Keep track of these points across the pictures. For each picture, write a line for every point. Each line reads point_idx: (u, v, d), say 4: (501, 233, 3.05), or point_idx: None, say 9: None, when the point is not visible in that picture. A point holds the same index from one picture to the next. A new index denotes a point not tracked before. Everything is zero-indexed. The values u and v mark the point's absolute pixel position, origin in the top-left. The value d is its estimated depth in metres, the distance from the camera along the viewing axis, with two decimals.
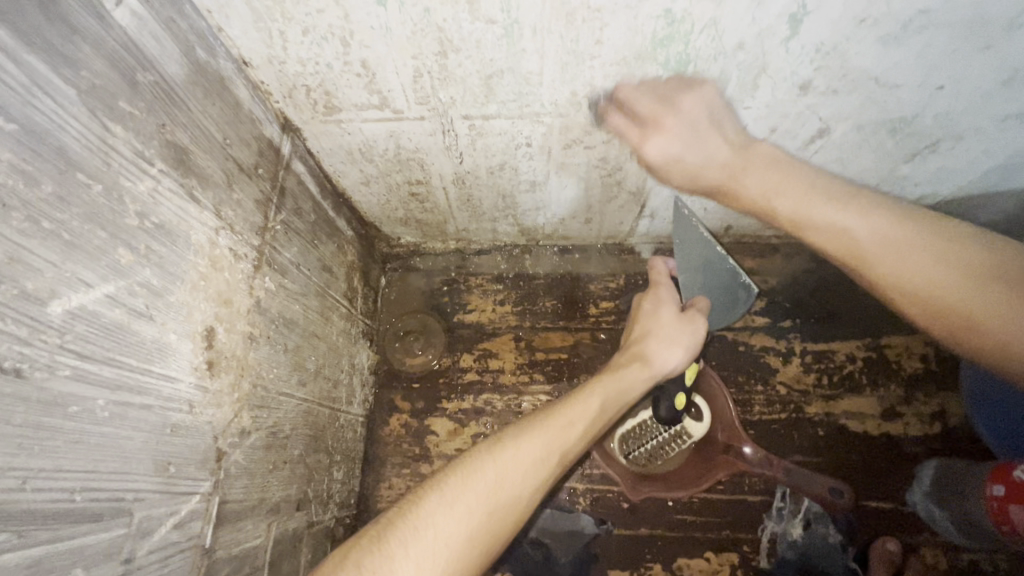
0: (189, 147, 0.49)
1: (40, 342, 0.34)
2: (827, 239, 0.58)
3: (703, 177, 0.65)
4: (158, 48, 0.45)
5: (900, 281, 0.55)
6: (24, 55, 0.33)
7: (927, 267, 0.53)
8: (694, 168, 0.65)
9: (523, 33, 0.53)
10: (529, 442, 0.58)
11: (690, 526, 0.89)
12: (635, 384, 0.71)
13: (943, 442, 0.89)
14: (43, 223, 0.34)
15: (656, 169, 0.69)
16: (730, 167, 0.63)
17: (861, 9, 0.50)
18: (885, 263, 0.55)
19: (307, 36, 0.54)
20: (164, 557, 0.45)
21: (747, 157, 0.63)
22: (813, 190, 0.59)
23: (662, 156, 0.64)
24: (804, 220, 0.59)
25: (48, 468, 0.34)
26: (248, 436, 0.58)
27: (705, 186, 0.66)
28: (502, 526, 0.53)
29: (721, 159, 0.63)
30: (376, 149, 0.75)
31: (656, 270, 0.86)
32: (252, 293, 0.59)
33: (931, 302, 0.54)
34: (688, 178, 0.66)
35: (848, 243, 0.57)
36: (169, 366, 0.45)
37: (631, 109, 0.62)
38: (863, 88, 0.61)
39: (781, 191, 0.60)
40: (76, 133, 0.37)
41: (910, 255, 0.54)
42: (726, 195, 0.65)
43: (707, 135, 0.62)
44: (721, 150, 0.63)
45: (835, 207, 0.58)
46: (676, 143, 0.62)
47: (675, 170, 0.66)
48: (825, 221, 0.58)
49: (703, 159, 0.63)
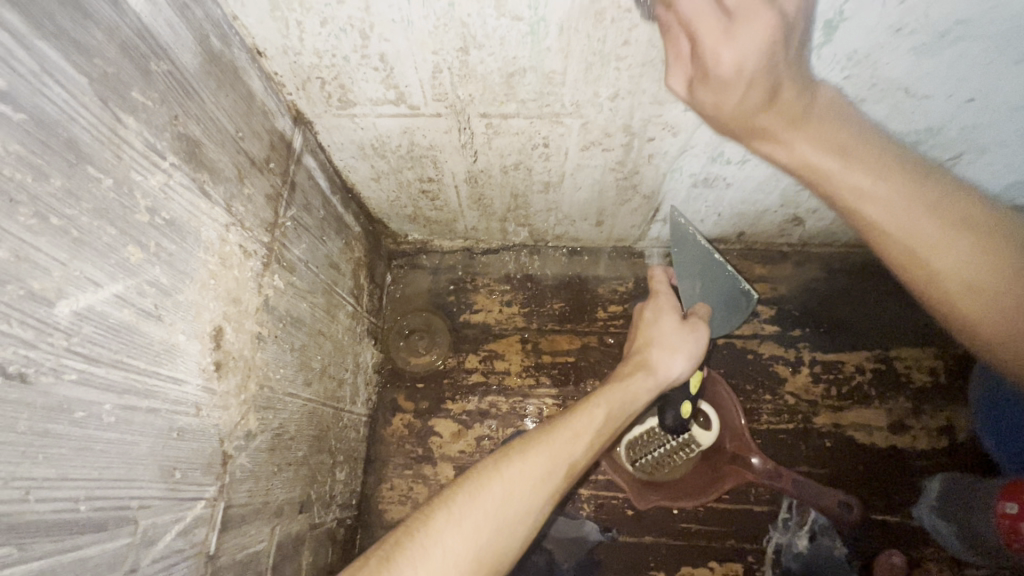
0: (201, 140, 0.47)
1: (47, 345, 0.32)
2: (889, 215, 0.51)
3: (761, 119, 0.51)
4: (172, 35, 0.43)
5: (966, 271, 0.49)
6: (33, 39, 0.31)
7: (995, 259, 0.48)
8: (752, 103, 0.50)
9: (550, 31, 0.51)
10: (533, 457, 0.57)
11: (694, 535, 0.88)
12: (640, 393, 0.70)
13: (950, 456, 0.88)
14: (52, 219, 0.32)
15: (707, 83, 0.48)
16: (788, 119, 0.51)
17: (898, 17, 0.48)
18: (949, 250, 0.49)
19: (325, 27, 0.52)
20: (169, 565, 0.43)
21: (811, 108, 0.52)
22: (880, 159, 0.52)
23: (737, 68, 0.45)
24: (868, 190, 0.51)
25: (52, 477, 0.33)
26: (254, 438, 0.57)
27: (751, 130, 0.53)
28: (509, 542, 0.52)
29: (784, 100, 0.50)
30: (389, 145, 0.73)
31: (656, 279, 0.86)
32: (261, 291, 0.58)
33: (992, 299, 0.49)
34: (741, 115, 0.51)
35: (911, 223, 0.50)
36: (177, 368, 0.43)
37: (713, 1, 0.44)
38: (891, 99, 0.59)
39: (847, 155, 0.52)
40: (87, 124, 0.35)
41: (978, 244, 0.49)
42: (772, 146, 0.54)
43: (784, 64, 0.48)
44: (790, 86, 0.50)
45: (899, 181, 0.51)
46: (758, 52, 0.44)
47: (732, 95, 0.49)
48: (891, 193, 0.51)
49: (768, 92, 0.49)
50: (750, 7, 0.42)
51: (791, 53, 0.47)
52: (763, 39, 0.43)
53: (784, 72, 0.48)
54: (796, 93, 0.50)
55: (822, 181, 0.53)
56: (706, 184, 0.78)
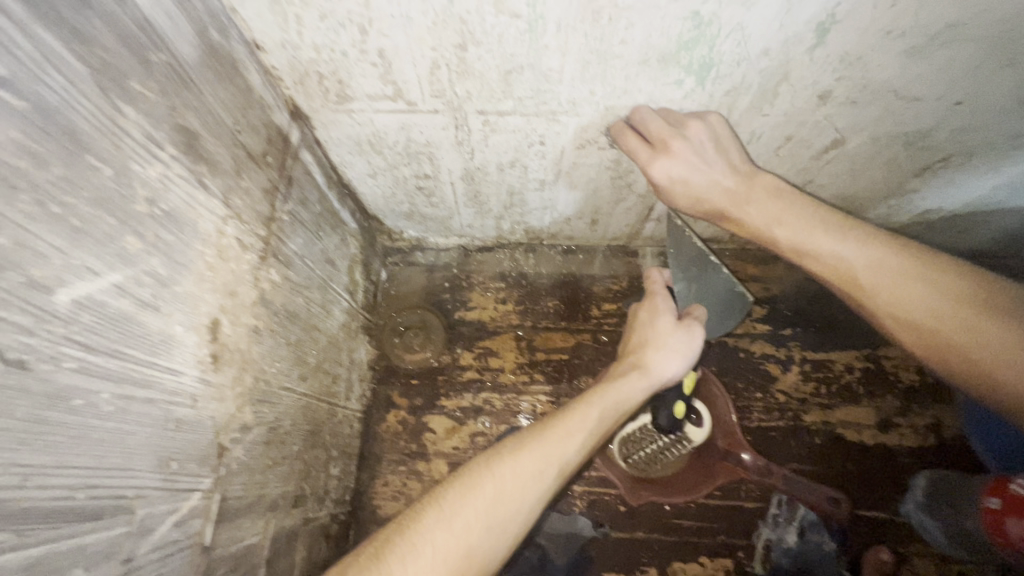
0: (199, 132, 0.47)
1: (45, 332, 0.32)
2: (825, 266, 0.60)
3: (707, 204, 0.67)
4: (172, 27, 0.43)
5: (900, 311, 0.56)
6: (34, 27, 0.31)
7: (926, 298, 0.54)
8: (698, 192, 0.66)
9: (547, 30, 0.52)
10: (526, 458, 0.57)
11: (686, 531, 0.89)
12: (632, 394, 0.70)
13: (936, 454, 0.90)
14: (51, 207, 0.32)
15: (660, 190, 0.69)
16: (730, 199, 0.65)
17: (889, 20, 0.49)
18: (882, 291, 0.56)
19: (325, 22, 0.52)
20: (164, 556, 0.43)
21: (747, 188, 0.64)
22: (817, 219, 0.61)
23: (667, 179, 0.65)
24: (803, 247, 0.61)
25: (50, 465, 0.33)
26: (250, 431, 0.57)
27: (708, 213, 0.68)
28: (498, 541, 0.52)
29: (725, 187, 0.65)
30: (386, 141, 0.73)
31: (653, 280, 0.85)
32: (257, 285, 0.58)
33: (929, 334, 0.55)
34: (692, 202, 0.68)
35: (846, 271, 0.58)
36: (174, 358, 0.43)
37: (646, 132, 0.64)
38: (882, 101, 0.61)
39: (783, 220, 0.62)
40: (86, 113, 0.35)
41: (910, 285, 0.55)
42: (729, 223, 0.68)
43: (711, 165, 0.64)
44: (725, 179, 0.65)
45: (836, 235, 0.59)
46: (681, 168, 0.64)
47: (679, 195, 0.67)
48: (829, 247, 0.59)
49: (707, 185, 0.65)
50: (669, 137, 0.62)
51: (718, 151, 0.64)
52: (681, 159, 0.63)
53: (715, 168, 0.64)
54: (733, 183, 0.65)
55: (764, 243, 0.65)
56: None
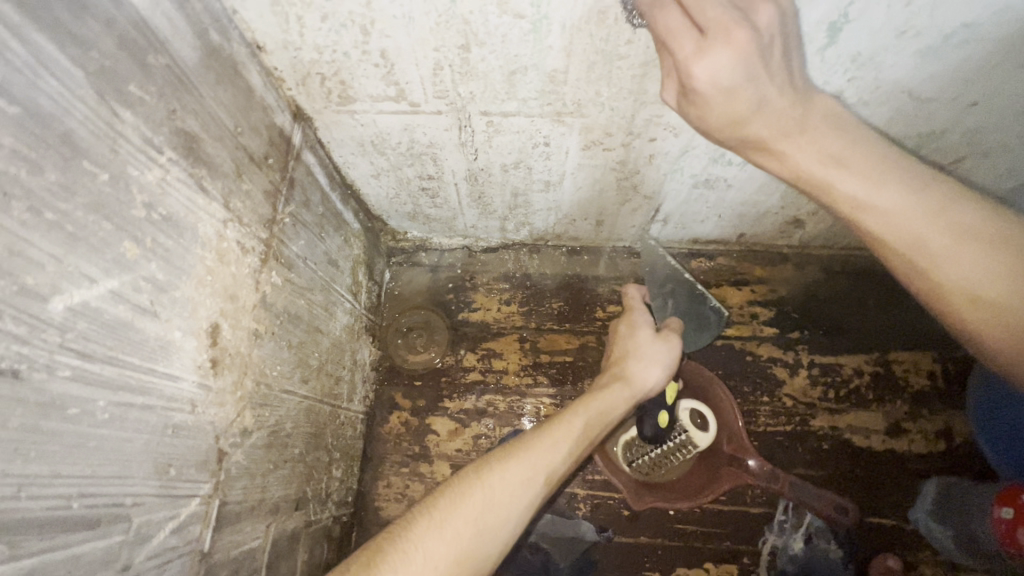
0: (199, 135, 0.47)
1: (40, 341, 0.32)
2: (892, 228, 0.47)
3: (749, 129, 0.47)
4: (171, 29, 0.43)
5: (967, 283, 0.46)
6: (28, 31, 0.31)
7: (998, 267, 0.45)
8: (741, 112, 0.45)
9: (551, 30, 0.51)
10: (515, 464, 0.57)
11: (690, 536, 0.88)
12: (617, 403, 0.70)
13: (946, 461, 0.88)
14: (46, 214, 0.32)
15: (690, 99, 0.45)
16: (780, 126, 0.47)
17: (903, 20, 0.48)
18: (949, 258, 0.46)
19: (326, 23, 0.51)
20: (162, 563, 0.43)
21: (805, 115, 0.47)
22: (882, 166, 0.47)
23: (713, 85, 0.42)
24: (868, 200, 0.47)
25: (45, 474, 0.32)
26: (251, 435, 0.57)
27: (740, 140, 0.48)
28: (489, 549, 0.51)
29: (776, 107, 0.46)
30: (389, 142, 0.72)
31: (630, 299, 0.87)
32: (258, 288, 0.57)
33: (1001, 310, 0.45)
34: (730, 126, 0.46)
35: (912, 232, 0.47)
36: (173, 364, 0.43)
37: (692, 10, 0.41)
38: (894, 102, 0.59)
39: (843, 160, 0.47)
40: (83, 118, 0.34)
41: (983, 251, 0.45)
42: (770, 157, 0.49)
43: (769, 72, 0.43)
44: (781, 93, 0.46)
45: (903, 188, 0.47)
46: (737, 71, 0.41)
47: (719, 109, 0.45)
48: (891, 201, 0.47)
49: (758, 96, 0.44)
50: (725, 24, 0.39)
51: (777, 59, 0.44)
52: (740, 58, 0.40)
53: (774, 79, 0.44)
54: (787, 103, 0.46)
55: (819, 191, 0.49)
56: (707, 185, 0.78)
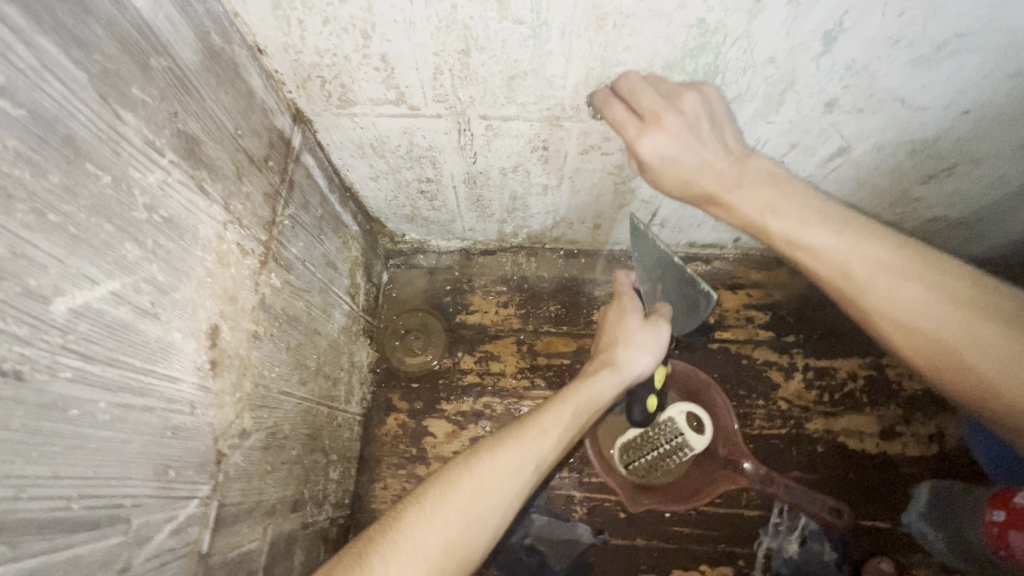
0: (200, 137, 0.47)
1: (42, 342, 0.32)
2: (823, 265, 0.53)
3: (700, 186, 0.57)
4: (173, 32, 0.43)
5: (891, 311, 0.51)
6: (33, 34, 0.31)
7: (920, 298, 0.50)
8: (688, 174, 0.56)
9: (551, 36, 0.52)
10: (505, 454, 0.57)
11: (685, 539, 0.89)
12: (604, 390, 0.70)
13: (939, 464, 0.89)
14: (49, 216, 0.32)
15: (646, 169, 0.59)
16: (723, 182, 0.56)
17: (897, 29, 0.49)
18: (874, 291, 0.51)
19: (327, 27, 0.52)
20: (160, 564, 0.43)
21: (743, 172, 0.56)
22: (816, 211, 0.54)
23: (657, 158, 0.55)
24: (801, 240, 0.54)
25: (46, 475, 0.32)
26: (249, 436, 0.57)
27: (697, 196, 0.59)
28: (478, 537, 0.51)
29: (716, 168, 0.56)
30: (388, 145, 0.73)
31: (619, 283, 0.83)
32: (258, 290, 0.57)
33: (925, 338, 0.50)
34: (683, 186, 0.58)
35: (841, 267, 0.53)
36: (172, 366, 0.43)
37: (634, 102, 0.55)
38: (887, 110, 0.60)
39: (778, 207, 0.55)
40: (85, 120, 0.34)
41: (905, 284, 0.50)
42: (720, 209, 0.59)
43: (706, 141, 0.55)
44: (719, 157, 0.56)
45: (832, 230, 0.53)
46: (673, 143, 0.54)
47: (668, 174, 0.57)
48: (822, 240, 0.53)
49: (699, 162, 0.55)
50: (658, 109, 0.53)
51: (709, 130, 0.55)
52: (672, 134, 0.53)
53: (710, 146, 0.55)
54: (727, 163, 0.56)
55: (761, 232, 0.57)
56: None
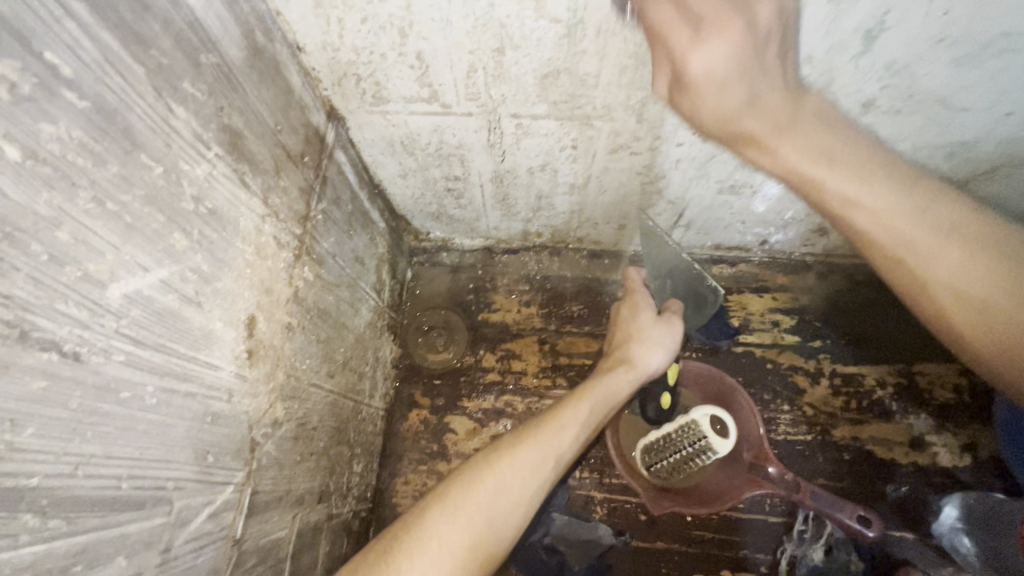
0: (243, 132, 0.48)
1: (99, 326, 0.33)
2: (882, 230, 0.46)
3: (745, 124, 0.44)
4: (221, 30, 0.44)
5: (950, 282, 0.46)
6: (98, 30, 0.32)
7: (982, 268, 0.45)
8: (735, 111, 0.42)
9: (586, 34, 0.52)
10: (524, 450, 0.57)
11: (707, 543, 0.88)
12: (621, 389, 0.70)
13: (972, 475, 0.87)
14: (108, 204, 0.33)
15: (682, 92, 0.41)
16: (773, 121, 0.44)
17: (940, 29, 0.48)
18: (937, 262, 0.46)
19: (366, 25, 0.53)
20: (198, 547, 0.44)
21: (799, 112, 0.45)
22: (869, 159, 0.46)
23: (709, 76, 0.39)
24: (861, 198, 0.46)
25: (99, 455, 0.33)
26: (281, 426, 0.58)
27: (734, 137, 0.45)
28: (502, 532, 0.52)
29: (767, 103, 0.43)
30: (419, 142, 0.74)
31: (630, 279, 0.82)
32: (292, 283, 0.59)
33: (983, 313, 0.46)
34: (721, 122, 0.43)
35: (901, 233, 0.46)
36: (214, 354, 0.44)
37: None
38: (926, 111, 0.59)
39: (835, 156, 0.46)
40: (142, 113, 0.36)
41: (970, 252, 0.45)
42: (760, 154, 0.46)
43: (763, 65, 0.41)
44: (773, 87, 0.42)
45: (896, 185, 0.46)
46: (732, 58, 0.38)
47: (711, 101, 0.41)
48: (879, 199, 0.45)
49: (751, 90, 0.41)
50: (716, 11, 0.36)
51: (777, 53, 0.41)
52: (733, 45, 0.37)
53: (771, 75, 0.42)
54: (783, 99, 0.44)
55: (809, 190, 0.47)
56: (733, 191, 0.79)
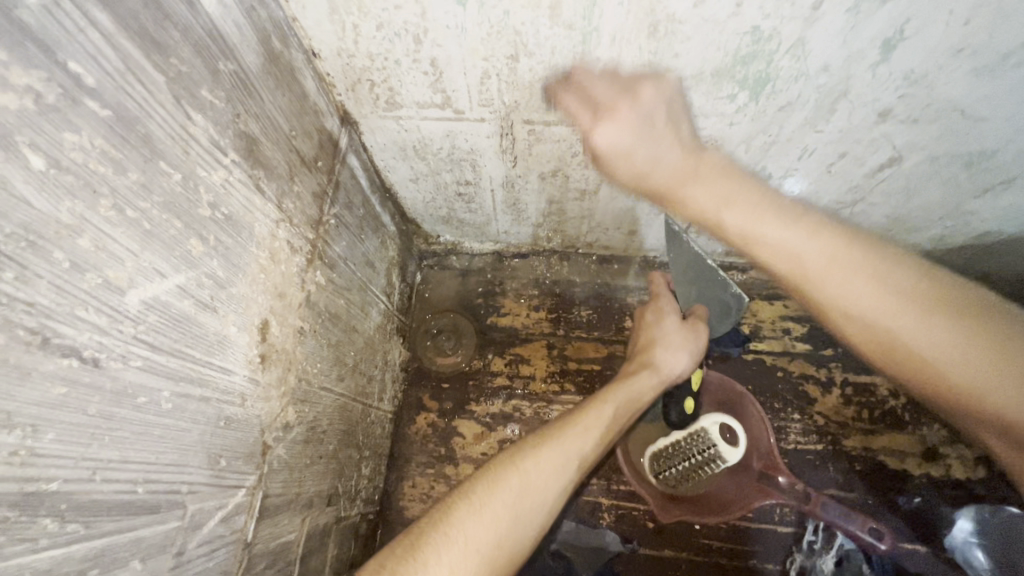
0: (259, 138, 0.49)
1: (117, 332, 0.33)
2: (779, 259, 0.51)
3: (655, 178, 0.56)
4: (239, 37, 0.45)
5: (847, 305, 0.49)
6: (120, 39, 0.32)
7: (875, 294, 0.48)
8: (643, 168, 0.55)
9: (600, 42, 0.52)
10: (550, 450, 0.57)
11: (715, 552, 0.87)
12: (645, 393, 0.70)
13: (986, 488, 0.85)
14: (127, 212, 0.33)
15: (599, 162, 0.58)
16: (672, 175, 0.55)
17: (961, 38, 0.47)
18: (831, 287, 0.50)
19: (381, 31, 0.53)
20: (210, 550, 0.44)
21: (697, 165, 0.55)
22: (764, 200, 0.53)
23: (612, 150, 0.55)
24: (755, 233, 0.52)
25: (115, 459, 0.34)
26: (292, 429, 0.58)
27: (651, 189, 0.57)
28: (526, 532, 0.52)
29: (670, 163, 0.55)
30: (431, 147, 0.74)
31: (655, 283, 0.82)
32: (304, 287, 0.59)
33: (881, 334, 0.49)
34: (636, 176, 0.56)
35: (796, 261, 0.51)
36: (227, 358, 0.45)
37: (586, 95, 0.56)
38: (945, 120, 0.58)
39: (732, 201, 0.53)
40: (162, 121, 0.36)
41: (860, 276, 0.49)
42: (669, 202, 0.57)
43: (659, 134, 0.54)
44: (672, 150, 0.55)
45: (785, 223, 0.51)
46: (627, 135, 0.53)
47: (622, 167, 0.56)
48: (773, 231, 0.51)
49: (650, 154, 0.54)
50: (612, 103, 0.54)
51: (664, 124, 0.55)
52: (627, 125, 0.53)
53: (665, 138, 0.54)
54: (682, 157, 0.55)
55: (715, 227, 0.54)
56: None
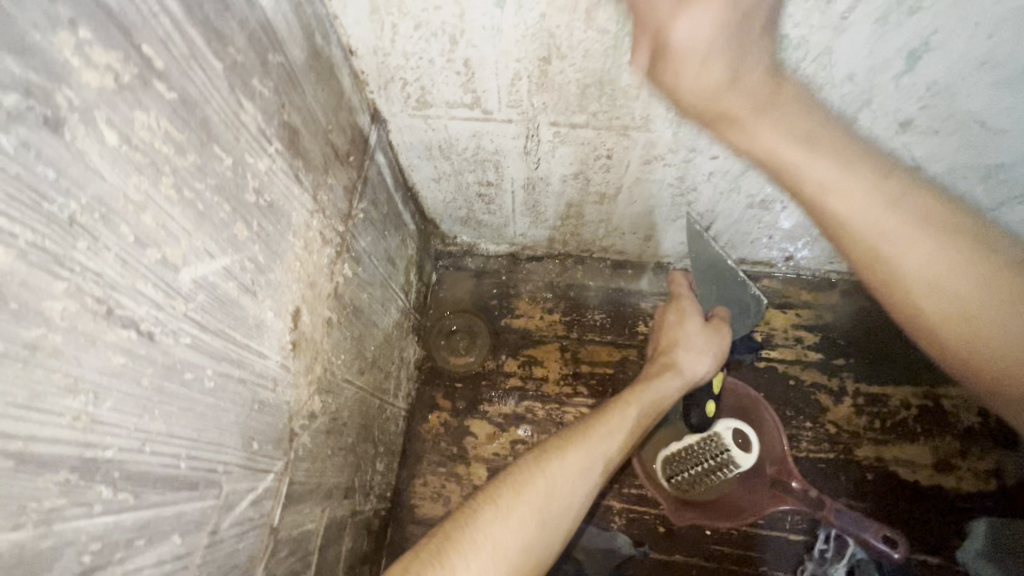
0: (299, 130, 0.50)
1: (171, 308, 0.34)
2: (856, 215, 0.46)
3: (723, 103, 0.47)
4: (287, 31, 0.46)
5: (923, 272, 0.45)
6: (187, 26, 0.34)
7: (955, 262, 0.44)
8: (716, 83, 0.46)
9: (633, 46, 0.53)
10: (576, 451, 0.58)
11: (727, 559, 0.87)
12: (668, 394, 0.71)
13: (997, 501, 0.85)
14: (185, 192, 0.34)
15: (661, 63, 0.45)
16: (753, 103, 0.47)
17: (986, 50, 0.48)
18: (909, 248, 0.45)
19: (419, 31, 0.54)
20: (241, 532, 0.45)
21: (776, 102, 0.48)
22: (847, 153, 0.48)
23: (692, 43, 0.42)
24: (836, 184, 0.47)
25: (163, 433, 0.35)
26: (316, 418, 0.59)
27: (711, 117, 0.49)
28: (552, 536, 0.52)
29: (751, 82, 0.46)
30: (456, 147, 0.75)
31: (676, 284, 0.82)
32: (332, 279, 0.60)
33: (957, 306, 0.44)
34: (705, 96, 0.47)
35: (874, 219, 0.46)
36: (264, 343, 0.46)
37: None
38: (966, 131, 0.59)
39: (813, 145, 0.48)
40: (218, 107, 0.37)
41: (942, 241, 0.45)
42: (735, 136, 0.49)
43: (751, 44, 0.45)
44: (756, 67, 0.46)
45: (867, 176, 0.47)
46: (716, 24, 0.41)
47: (694, 72, 0.45)
48: (854, 184, 0.46)
49: (734, 64, 0.45)
50: None
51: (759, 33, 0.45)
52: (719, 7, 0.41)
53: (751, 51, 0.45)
54: (764, 81, 0.47)
55: (786, 173, 0.49)
56: (763, 206, 0.79)
